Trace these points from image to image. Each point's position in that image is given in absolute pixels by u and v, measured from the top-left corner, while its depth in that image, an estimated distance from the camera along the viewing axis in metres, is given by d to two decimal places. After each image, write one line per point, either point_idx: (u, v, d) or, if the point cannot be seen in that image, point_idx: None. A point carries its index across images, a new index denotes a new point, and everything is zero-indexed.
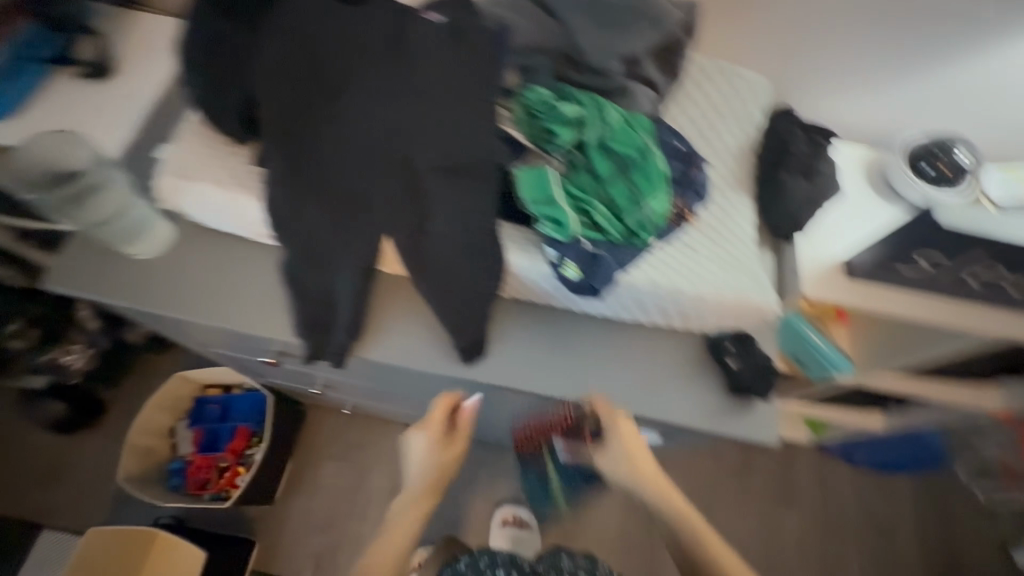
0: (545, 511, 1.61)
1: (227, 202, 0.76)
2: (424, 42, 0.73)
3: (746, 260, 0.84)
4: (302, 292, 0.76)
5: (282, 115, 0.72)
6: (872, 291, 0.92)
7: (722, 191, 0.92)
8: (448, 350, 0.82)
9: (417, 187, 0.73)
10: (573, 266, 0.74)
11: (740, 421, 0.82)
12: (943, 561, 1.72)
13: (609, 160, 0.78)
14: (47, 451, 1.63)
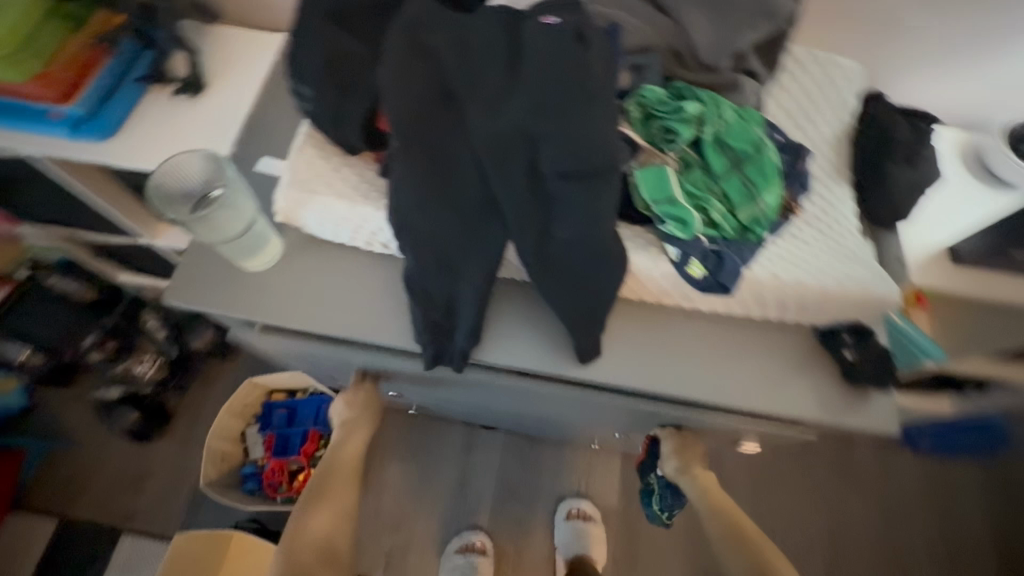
0: (608, 504, 1.58)
1: (349, 212, 0.78)
2: (544, 45, 0.72)
3: (859, 251, 0.83)
4: (425, 300, 0.78)
5: (405, 127, 0.73)
6: (977, 277, 0.92)
7: (824, 181, 0.91)
8: (564, 352, 0.83)
9: (541, 192, 0.73)
10: (698, 264, 0.74)
11: (859, 413, 0.81)
12: (1016, 547, 1.69)
13: (724, 157, 0.78)
14: (119, 464, 1.58)
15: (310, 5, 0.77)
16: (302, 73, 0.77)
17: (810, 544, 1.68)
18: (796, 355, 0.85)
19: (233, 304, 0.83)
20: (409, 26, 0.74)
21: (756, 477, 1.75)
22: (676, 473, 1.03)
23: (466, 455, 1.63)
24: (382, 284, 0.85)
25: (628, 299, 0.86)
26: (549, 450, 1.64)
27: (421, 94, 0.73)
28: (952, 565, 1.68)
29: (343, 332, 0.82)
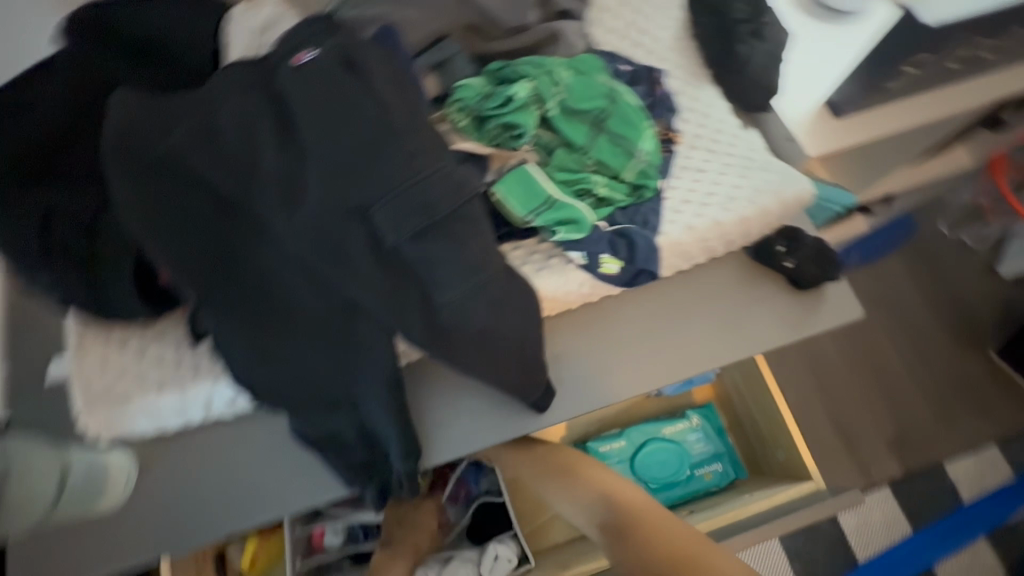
0: None
1: (185, 401, 0.59)
2: (313, 95, 0.56)
3: (752, 154, 0.76)
4: (336, 442, 0.62)
5: (193, 268, 0.55)
6: (865, 122, 0.86)
7: (686, 93, 0.82)
8: (515, 412, 0.70)
9: (400, 266, 0.58)
10: (610, 259, 0.63)
11: (823, 314, 0.77)
12: (952, 311, 1.87)
13: (582, 124, 0.66)
14: None
15: None
16: (13, 258, 0.54)
17: (804, 397, 1.76)
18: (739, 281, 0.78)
19: (106, 561, 0.64)
20: (127, 144, 0.55)
21: None
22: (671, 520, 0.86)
23: None
24: (277, 444, 0.68)
25: (555, 313, 0.75)
26: None
27: (195, 218, 0.55)
28: (915, 351, 1.83)
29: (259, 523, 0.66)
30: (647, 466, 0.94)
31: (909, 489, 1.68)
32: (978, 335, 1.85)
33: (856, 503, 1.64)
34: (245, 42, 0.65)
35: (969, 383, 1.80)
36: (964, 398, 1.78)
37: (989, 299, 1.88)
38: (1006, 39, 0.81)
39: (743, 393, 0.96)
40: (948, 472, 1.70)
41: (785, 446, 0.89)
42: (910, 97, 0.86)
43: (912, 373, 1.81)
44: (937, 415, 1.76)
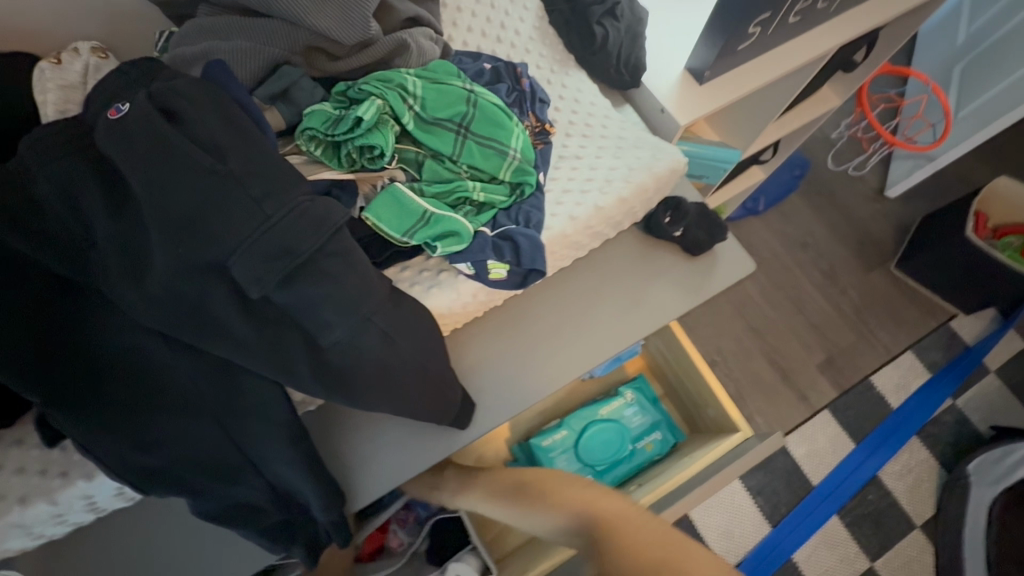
0: None
1: (60, 507, 0.53)
2: (134, 150, 0.50)
3: (624, 133, 0.77)
4: (245, 511, 0.58)
5: (31, 366, 0.49)
6: (727, 83, 0.90)
7: (554, 81, 0.82)
8: (437, 434, 0.69)
9: (276, 315, 0.54)
10: (497, 264, 0.62)
11: (718, 273, 0.80)
12: (854, 237, 2.02)
13: (445, 132, 0.64)
14: None
15: None
16: None
17: (740, 343, 1.85)
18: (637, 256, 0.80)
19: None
20: None
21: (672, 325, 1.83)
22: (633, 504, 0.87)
23: None
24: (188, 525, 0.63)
25: (463, 323, 0.74)
26: None
27: (28, 309, 0.50)
28: (829, 280, 1.96)
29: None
30: (590, 449, 0.96)
31: (846, 407, 1.80)
32: (879, 255, 2.00)
33: (802, 430, 1.74)
34: (53, 101, 0.58)
35: (879, 300, 1.95)
36: (876, 314, 1.93)
37: (883, 220, 2.04)
38: None
39: (668, 358, 0.98)
40: (876, 385, 1.84)
41: (713, 403, 0.92)
42: (762, 57, 0.91)
43: (830, 301, 1.93)
44: (857, 334, 1.90)
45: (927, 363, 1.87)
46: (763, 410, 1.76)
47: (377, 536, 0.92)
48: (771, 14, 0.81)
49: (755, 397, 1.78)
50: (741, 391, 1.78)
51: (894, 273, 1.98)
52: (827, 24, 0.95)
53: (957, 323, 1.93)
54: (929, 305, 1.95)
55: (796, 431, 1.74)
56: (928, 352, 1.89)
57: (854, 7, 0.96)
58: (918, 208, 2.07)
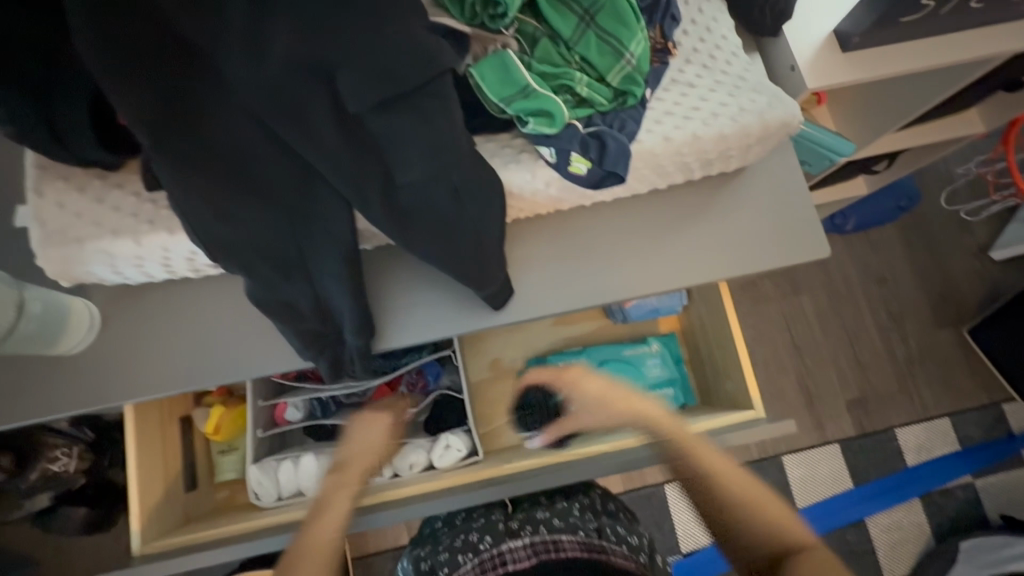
0: None
1: (141, 250, 0.59)
2: None
3: (746, 74, 0.73)
4: (289, 312, 0.64)
5: (148, 112, 0.54)
6: (872, 59, 0.83)
7: (691, 4, 0.78)
8: (471, 307, 0.72)
9: (364, 139, 0.57)
10: (580, 158, 0.61)
11: (790, 247, 0.76)
12: (937, 287, 1.88)
13: (569, 15, 0.63)
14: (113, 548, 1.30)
15: None
16: None
17: (775, 352, 1.81)
18: (736, 209, 0.77)
19: (70, 396, 0.67)
20: None
21: None
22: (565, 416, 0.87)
23: None
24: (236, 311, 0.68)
25: (525, 217, 0.75)
26: None
27: (154, 59, 0.54)
28: (891, 321, 1.86)
29: (218, 380, 0.68)
30: None
31: (858, 447, 1.76)
32: (956, 312, 1.87)
33: (804, 454, 1.72)
34: None
35: (937, 357, 1.84)
36: (929, 370, 1.83)
37: (976, 278, 1.89)
38: None
39: (706, 324, 0.98)
40: (897, 438, 1.77)
41: (734, 378, 0.92)
42: (921, 42, 0.83)
43: (883, 342, 1.84)
44: (899, 383, 1.81)
45: (961, 434, 1.78)
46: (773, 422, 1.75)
47: (385, 392, 0.98)
48: None
49: (770, 407, 1.77)
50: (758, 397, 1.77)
51: (964, 335, 1.85)
52: (1012, 23, 0.84)
53: (1012, 407, 1.80)
54: (990, 380, 1.82)
55: (798, 452, 1.72)
56: (967, 425, 1.79)
57: None
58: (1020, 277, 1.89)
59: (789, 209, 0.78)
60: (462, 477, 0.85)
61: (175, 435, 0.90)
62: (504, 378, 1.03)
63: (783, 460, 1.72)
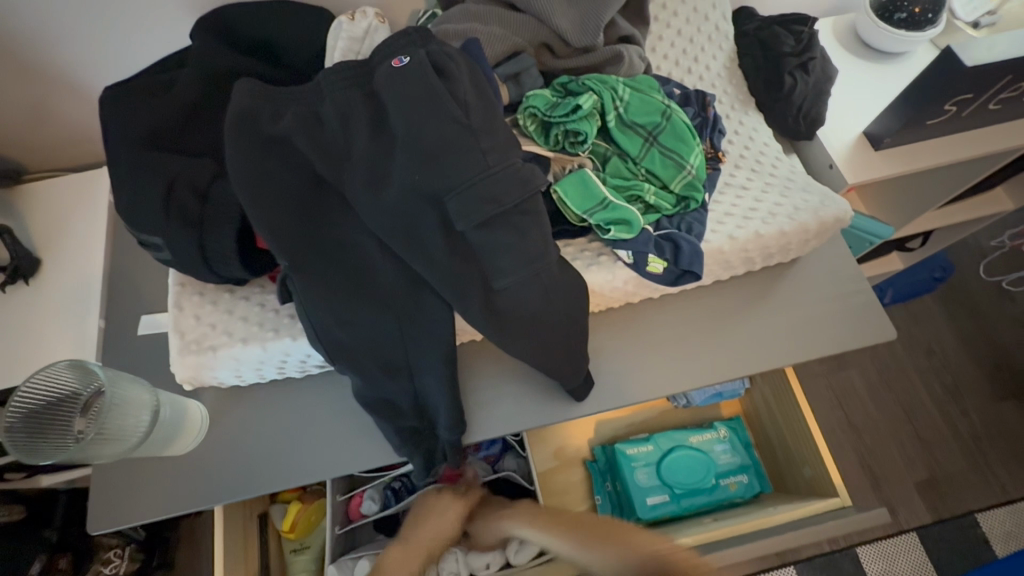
0: None
1: (265, 354, 0.65)
2: (402, 91, 0.63)
3: (792, 175, 0.81)
4: (390, 409, 0.68)
5: (284, 237, 0.62)
6: (904, 155, 0.90)
7: (733, 116, 0.88)
8: (554, 399, 0.75)
9: (467, 250, 0.64)
10: (657, 259, 0.68)
11: (857, 332, 0.79)
12: (990, 358, 1.86)
13: (637, 136, 0.72)
14: None
15: (114, 137, 0.63)
16: (134, 217, 0.62)
17: (830, 431, 1.77)
18: (795, 292, 0.82)
19: (176, 498, 0.70)
20: (244, 123, 0.63)
21: None
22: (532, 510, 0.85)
23: None
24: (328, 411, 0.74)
25: (599, 311, 0.80)
26: None
27: (291, 194, 0.63)
28: (948, 394, 1.82)
29: (316, 475, 0.71)
30: (674, 471, 0.98)
31: (939, 536, 1.64)
32: (1015, 383, 1.83)
33: (879, 545, 1.61)
34: (342, 43, 0.72)
35: (1004, 432, 1.77)
36: (1000, 447, 1.75)
37: None
38: None
39: (770, 408, 0.99)
40: (980, 525, 1.65)
41: (812, 464, 0.90)
42: (949, 138, 0.91)
43: (944, 418, 1.79)
44: (970, 462, 1.73)
45: None
46: None
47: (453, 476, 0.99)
48: (973, 96, 0.81)
49: None
50: None
51: None
52: None
53: None
54: None
55: (873, 543, 1.62)
56: None
57: None
58: None
59: (849, 296, 0.82)
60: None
61: (253, 532, 0.91)
62: (571, 467, 1.02)
63: (858, 553, 1.60)
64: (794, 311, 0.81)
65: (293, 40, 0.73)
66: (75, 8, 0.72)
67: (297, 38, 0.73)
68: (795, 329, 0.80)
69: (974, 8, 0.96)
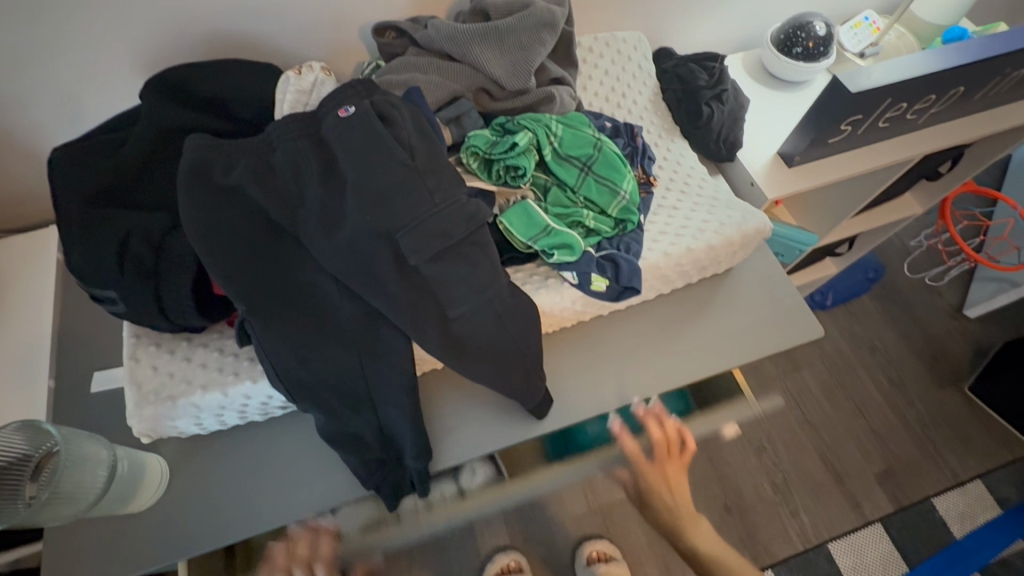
0: None
1: (226, 400, 0.66)
2: (349, 139, 0.67)
3: (718, 194, 0.89)
4: (357, 444, 0.69)
5: (241, 283, 0.64)
6: (814, 170, 1.01)
7: (661, 144, 0.96)
8: (515, 418, 0.78)
9: (421, 283, 0.68)
10: (599, 277, 0.73)
11: (786, 332, 0.87)
12: (927, 349, 2.02)
13: (572, 167, 0.78)
14: None
15: (64, 197, 0.65)
16: (87, 273, 0.63)
17: (791, 433, 1.88)
18: (731, 298, 0.89)
19: (135, 558, 0.68)
20: (196, 176, 0.65)
21: None
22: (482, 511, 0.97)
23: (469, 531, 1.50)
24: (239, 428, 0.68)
25: (553, 331, 0.84)
26: None
27: (246, 240, 0.65)
28: (894, 386, 1.96)
29: (285, 517, 0.71)
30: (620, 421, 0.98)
31: (900, 524, 1.75)
32: (951, 371, 1.99)
33: (848, 539, 1.71)
34: (290, 95, 0.76)
35: (949, 419, 1.91)
36: (946, 432, 1.89)
37: (958, 336, 2.05)
38: (928, 102, 0.95)
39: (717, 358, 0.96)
40: (937, 508, 1.78)
41: None
42: (851, 153, 1.02)
43: (893, 410, 1.93)
44: (921, 451, 1.86)
45: (997, 496, 1.81)
46: (807, 508, 1.77)
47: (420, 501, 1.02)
48: (863, 116, 0.92)
49: (801, 493, 1.78)
50: (787, 484, 1.79)
51: (967, 393, 1.95)
52: (915, 133, 1.05)
53: None
54: (1008, 435, 1.91)
55: (842, 538, 1.72)
56: (997, 485, 1.82)
57: (946, 122, 1.05)
58: (994, 331, 2.07)
59: (778, 299, 0.90)
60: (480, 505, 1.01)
61: None
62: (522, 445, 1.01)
63: (830, 549, 1.70)
64: (733, 315, 0.88)
65: (241, 95, 0.76)
66: (25, 80, 0.74)
67: (244, 92, 0.76)
68: (735, 332, 0.86)
69: (861, 39, 1.10)
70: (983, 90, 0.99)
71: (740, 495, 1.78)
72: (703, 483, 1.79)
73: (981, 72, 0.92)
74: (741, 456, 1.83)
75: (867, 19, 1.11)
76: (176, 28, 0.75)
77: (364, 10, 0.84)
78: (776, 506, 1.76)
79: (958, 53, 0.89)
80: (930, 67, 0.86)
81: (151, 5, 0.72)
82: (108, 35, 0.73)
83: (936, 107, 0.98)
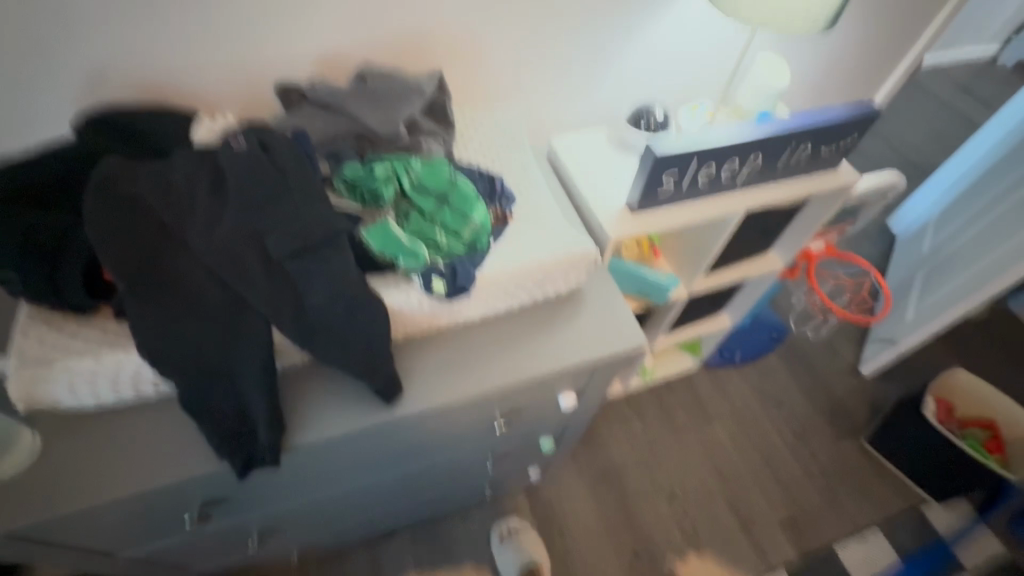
0: (523, 515, 1.85)
1: (98, 366, 0.76)
2: (236, 164, 0.85)
3: (560, 228, 1.07)
4: (212, 413, 0.79)
5: (125, 268, 0.77)
6: (654, 217, 1.23)
7: (523, 188, 1.15)
8: (373, 402, 0.91)
9: (284, 277, 0.82)
10: (438, 281, 0.89)
11: (617, 340, 1.04)
12: (826, 402, 2.20)
13: (429, 197, 0.96)
14: None
15: None
16: None
17: (703, 482, 1.98)
18: (570, 315, 1.06)
19: (5, 518, 0.76)
20: (106, 185, 0.80)
21: (638, 448, 2.03)
22: (348, 493, 1.20)
23: (377, 575, 1.70)
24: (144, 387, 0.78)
25: (412, 337, 0.99)
26: (444, 509, 1.64)
27: (136, 236, 0.79)
28: (798, 438, 2.11)
29: (158, 481, 0.81)
30: None
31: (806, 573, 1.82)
32: (852, 425, 2.15)
33: None
34: (202, 133, 0.95)
35: (848, 469, 2.05)
36: (846, 480, 2.02)
37: (856, 392, 2.23)
38: (734, 166, 1.19)
39: None
40: (840, 557, 1.86)
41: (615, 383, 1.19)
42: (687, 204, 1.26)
43: (796, 460, 2.05)
44: (825, 501, 1.97)
45: (896, 546, 1.89)
46: (716, 555, 1.83)
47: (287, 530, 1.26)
48: (678, 173, 1.14)
49: (710, 539, 1.86)
50: (697, 532, 1.87)
51: (865, 445, 2.11)
52: (735, 193, 1.28)
53: (932, 510, 1.98)
54: (904, 486, 2.03)
55: None
56: (899, 535, 1.92)
57: (764, 184, 1.30)
58: (889, 386, 2.25)
59: (616, 313, 1.07)
60: (366, 472, 1.14)
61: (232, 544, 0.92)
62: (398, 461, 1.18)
63: None
64: (571, 330, 1.04)
65: (164, 130, 0.93)
66: None
67: (168, 129, 0.94)
68: (572, 342, 1.03)
69: (697, 120, 1.36)
70: (781, 159, 1.23)
71: (651, 543, 1.83)
72: (615, 530, 1.84)
73: (771, 145, 1.17)
74: (654, 503, 1.91)
75: (702, 107, 1.39)
76: (111, 79, 0.94)
77: (270, 71, 1.05)
78: (685, 555, 1.83)
79: (753, 130, 1.14)
80: (723, 140, 1.11)
81: (98, 61, 0.92)
82: (49, 81, 0.91)
83: (744, 171, 1.22)
